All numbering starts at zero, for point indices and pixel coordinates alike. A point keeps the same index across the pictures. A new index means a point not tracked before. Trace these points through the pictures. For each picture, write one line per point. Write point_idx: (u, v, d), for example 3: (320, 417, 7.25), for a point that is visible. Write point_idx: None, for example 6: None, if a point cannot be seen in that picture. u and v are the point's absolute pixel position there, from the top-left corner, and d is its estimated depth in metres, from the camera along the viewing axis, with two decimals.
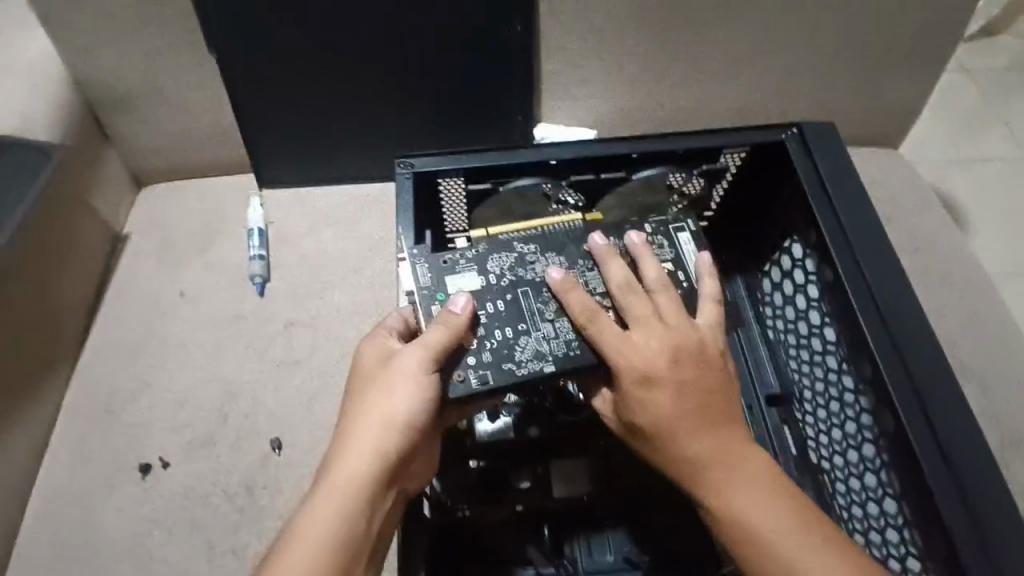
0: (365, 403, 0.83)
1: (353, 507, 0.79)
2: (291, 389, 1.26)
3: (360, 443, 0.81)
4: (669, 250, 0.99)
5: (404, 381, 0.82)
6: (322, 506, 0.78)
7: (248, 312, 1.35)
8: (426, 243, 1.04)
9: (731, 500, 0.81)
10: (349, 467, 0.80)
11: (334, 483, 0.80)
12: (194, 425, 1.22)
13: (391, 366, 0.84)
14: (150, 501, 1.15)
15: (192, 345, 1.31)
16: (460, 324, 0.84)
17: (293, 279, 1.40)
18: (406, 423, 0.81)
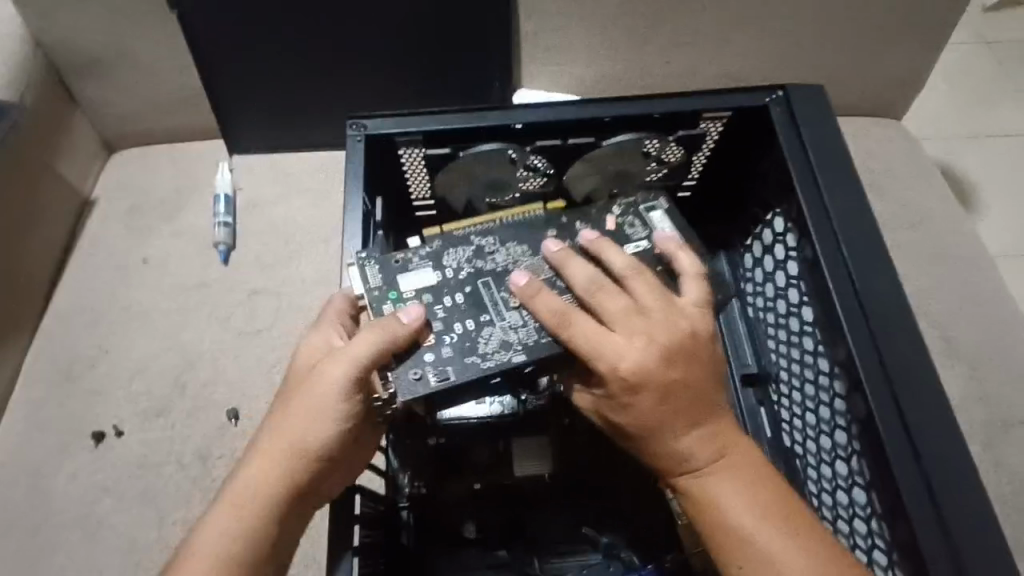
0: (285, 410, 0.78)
1: (260, 525, 0.75)
2: (251, 357, 1.23)
3: (274, 449, 0.77)
4: (643, 230, 0.93)
5: (326, 393, 0.76)
6: (227, 521, 0.75)
7: (212, 281, 1.32)
8: (376, 210, 0.99)
9: (720, 507, 0.75)
10: (260, 481, 0.76)
11: (241, 495, 0.76)
12: (151, 394, 1.20)
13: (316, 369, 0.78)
14: (104, 469, 1.14)
15: (153, 314, 1.28)
16: (396, 334, 0.77)
17: (259, 249, 1.35)
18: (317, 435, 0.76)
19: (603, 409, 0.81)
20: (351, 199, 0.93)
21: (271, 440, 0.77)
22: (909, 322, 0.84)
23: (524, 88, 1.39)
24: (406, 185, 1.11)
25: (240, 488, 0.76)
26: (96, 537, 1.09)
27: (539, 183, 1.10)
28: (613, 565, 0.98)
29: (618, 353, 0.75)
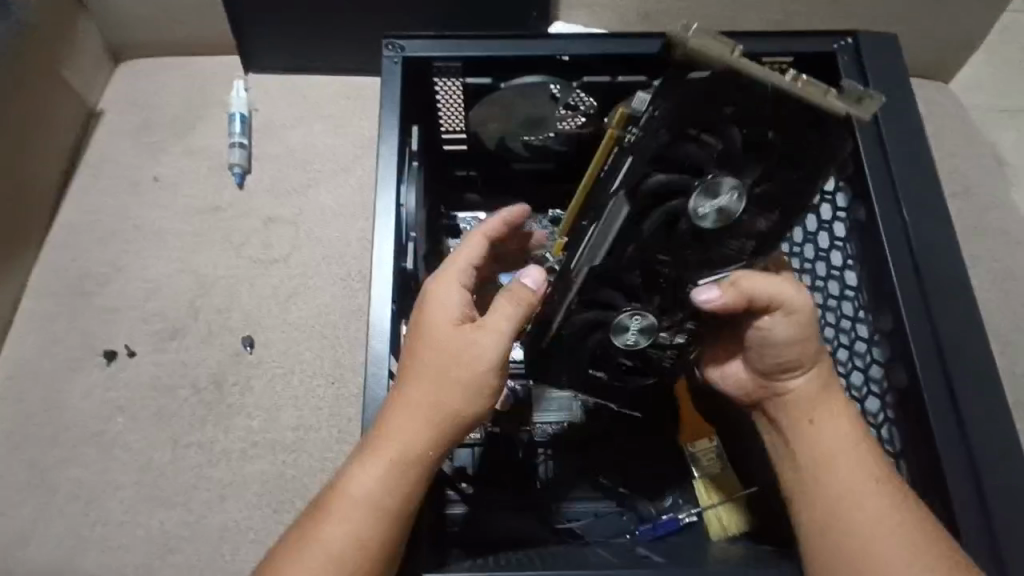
0: (414, 379, 0.70)
1: (385, 511, 0.68)
2: (267, 287, 1.19)
3: (401, 411, 0.69)
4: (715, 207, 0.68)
5: (445, 353, 0.70)
6: (348, 503, 0.68)
7: (226, 204, 1.27)
8: (411, 141, 0.94)
9: (839, 473, 0.70)
10: (387, 461, 0.68)
11: (365, 476, 0.68)
12: (164, 316, 1.17)
13: (439, 339, 0.70)
14: (116, 388, 1.11)
15: (166, 235, 1.23)
16: (526, 297, 0.72)
17: (276, 173, 1.30)
18: (457, 384, 0.69)
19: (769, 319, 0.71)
20: (388, 128, 0.88)
21: (398, 415, 0.69)
22: (965, 296, 0.81)
23: (561, 24, 1.30)
24: (438, 116, 1.06)
25: (362, 470, 0.69)
26: (109, 453, 1.08)
27: (578, 125, 1.03)
28: (626, 513, 1.01)
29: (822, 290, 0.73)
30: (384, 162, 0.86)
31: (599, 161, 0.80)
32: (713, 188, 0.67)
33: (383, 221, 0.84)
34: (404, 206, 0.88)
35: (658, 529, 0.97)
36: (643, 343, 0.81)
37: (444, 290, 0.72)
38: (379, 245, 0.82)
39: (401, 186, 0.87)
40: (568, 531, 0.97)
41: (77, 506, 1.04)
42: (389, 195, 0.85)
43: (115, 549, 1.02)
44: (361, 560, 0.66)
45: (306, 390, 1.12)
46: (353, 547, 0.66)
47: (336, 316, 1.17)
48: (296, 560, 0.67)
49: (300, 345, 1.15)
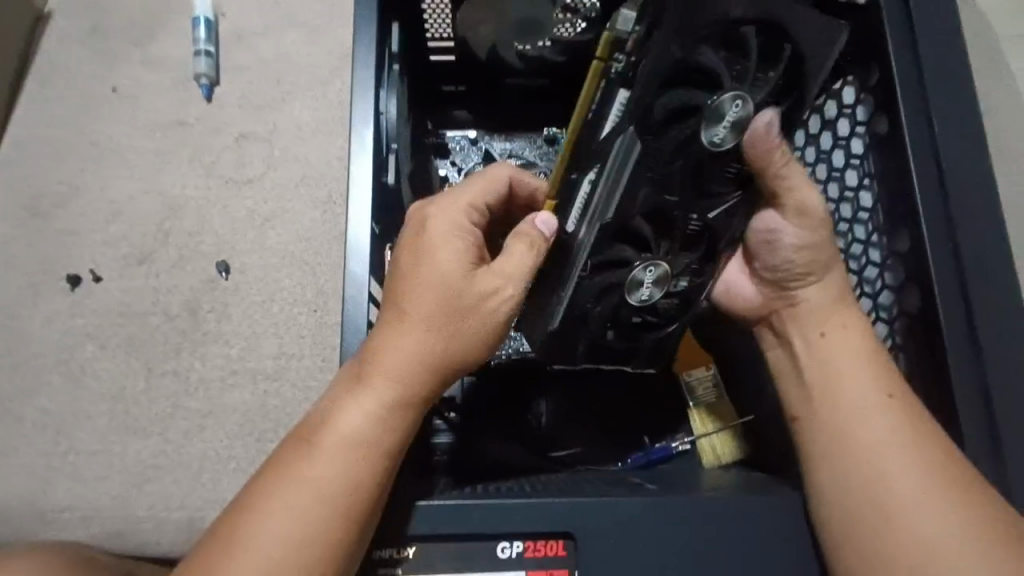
0: (405, 306, 0.65)
1: (376, 447, 0.64)
2: (242, 211, 1.11)
3: (396, 343, 0.65)
4: (726, 124, 0.62)
5: (451, 293, 0.65)
6: (337, 437, 0.64)
7: (194, 119, 1.17)
8: (389, 42, 0.83)
9: (843, 403, 0.68)
10: (377, 393, 0.64)
11: (353, 408, 0.64)
12: (131, 239, 1.08)
13: (445, 285, 0.65)
14: (83, 315, 1.04)
15: (129, 153, 1.14)
16: (542, 243, 0.68)
17: (247, 85, 1.19)
18: (461, 321, 0.65)
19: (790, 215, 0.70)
20: (365, 23, 0.78)
21: (387, 345, 0.65)
22: (993, 217, 0.76)
23: None
24: (423, 20, 0.96)
25: (348, 404, 0.64)
26: (79, 382, 1.02)
27: (579, 30, 0.98)
28: (615, 443, 0.98)
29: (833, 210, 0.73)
30: (361, 60, 0.77)
31: (584, 101, 0.64)
32: (719, 110, 0.61)
33: (359, 130, 0.75)
34: (383, 114, 0.79)
35: (650, 457, 0.94)
36: (658, 296, 0.72)
37: (444, 220, 0.68)
38: (354, 155, 0.74)
39: (380, 92, 0.78)
40: (559, 461, 0.94)
41: (47, 436, 1.00)
42: (368, 99, 0.75)
43: (92, 478, 0.99)
44: (350, 495, 0.62)
45: (286, 318, 1.06)
46: (343, 483, 0.62)
47: (316, 241, 1.10)
48: (280, 495, 0.63)
49: (278, 271, 1.08)
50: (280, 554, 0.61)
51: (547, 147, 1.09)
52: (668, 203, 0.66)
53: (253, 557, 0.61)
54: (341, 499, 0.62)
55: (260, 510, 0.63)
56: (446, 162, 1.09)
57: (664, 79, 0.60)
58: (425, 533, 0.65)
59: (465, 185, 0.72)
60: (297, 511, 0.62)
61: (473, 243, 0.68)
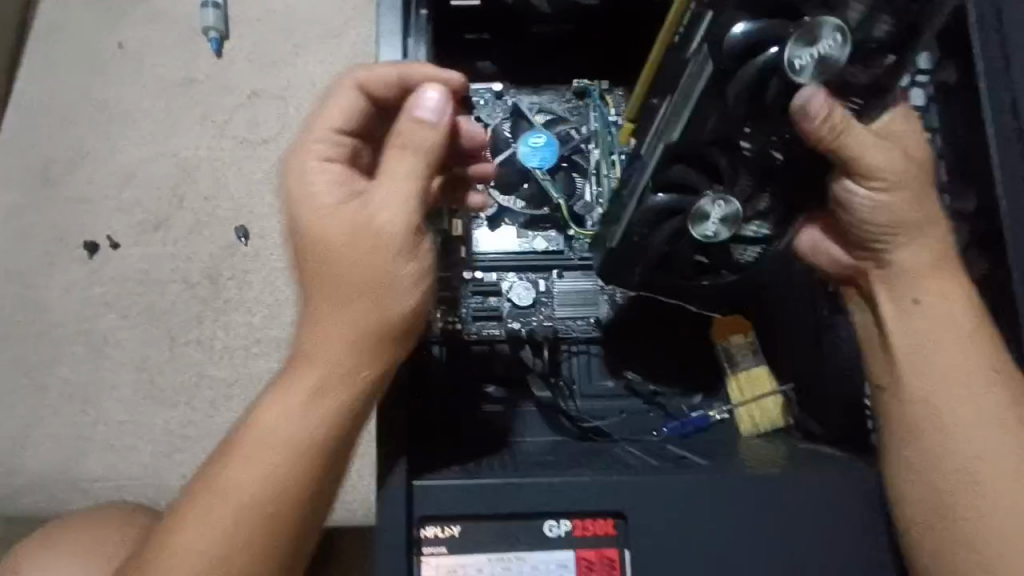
0: (333, 251, 0.59)
1: (324, 405, 0.59)
2: (258, 173, 1.07)
3: (335, 305, 0.59)
4: (809, 55, 0.54)
5: (332, 235, 0.60)
6: (283, 412, 0.59)
7: (204, 76, 1.11)
8: None
9: (937, 368, 0.63)
10: (325, 348, 0.59)
11: (303, 368, 0.60)
12: (145, 205, 1.04)
13: (321, 231, 0.60)
14: (100, 283, 1.01)
15: (139, 114, 1.09)
16: (425, 139, 0.60)
17: (258, 39, 1.12)
18: (370, 262, 0.59)
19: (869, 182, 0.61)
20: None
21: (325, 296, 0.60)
22: None
23: None
24: None
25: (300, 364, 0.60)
26: (102, 353, 1.00)
27: None
28: (654, 411, 0.96)
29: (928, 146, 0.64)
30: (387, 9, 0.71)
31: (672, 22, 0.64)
32: (809, 36, 0.54)
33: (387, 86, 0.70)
34: (411, 65, 0.73)
35: (686, 426, 0.93)
36: (728, 237, 0.66)
37: (297, 169, 0.62)
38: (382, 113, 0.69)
39: (408, 43, 0.72)
40: (593, 430, 0.92)
41: (73, 407, 0.98)
42: (396, 53, 0.70)
43: (121, 448, 0.98)
44: (308, 457, 0.59)
45: None
46: (291, 455, 0.59)
47: None
48: (237, 469, 0.59)
49: None
50: (235, 527, 0.58)
51: (576, 100, 1.02)
52: (743, 137, 0.63)
53: (201, 531, 0.58)
54: (299, 464, 0.59)
55: (214, 486, 0.59)
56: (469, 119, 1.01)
57: (751, 9, 0.56)
58: (440, 511, 0.63)
59: (313, 119, 0.65)
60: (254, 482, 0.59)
61: (338, 182, 0.62)
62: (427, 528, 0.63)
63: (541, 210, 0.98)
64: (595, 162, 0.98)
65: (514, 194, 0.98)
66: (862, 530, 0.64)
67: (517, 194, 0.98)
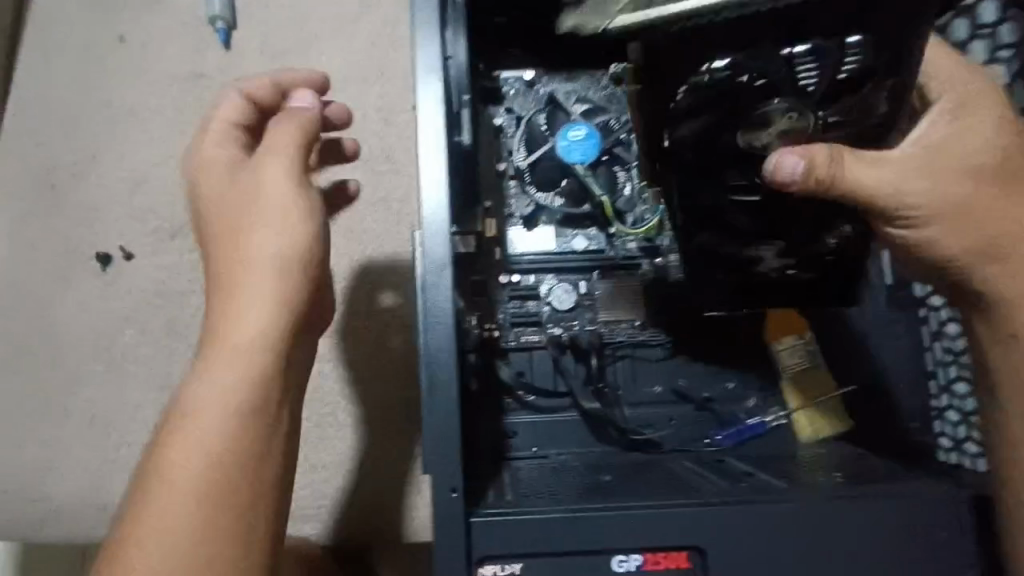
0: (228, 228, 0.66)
1: (247, 372, 0.63)
2: None
3: (243, 268, 0.65)
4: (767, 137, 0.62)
5: (224, 199, 0.67)
6: (205, 390, 0.62)
7: (213, 70, 1.04)
8: None
9: None
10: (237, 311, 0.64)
11: (215, 340, 0.63)
12: (159, 212, 0.98)
13: (230, 198, 0.67)
14: (116, 297, 0.95)
15: (146, 113, 1.02)
16: (308, 120, 0.70)
17: (269, 28, 1.05)
18: (276, 216, 0.66)
19: (906, 213, 0.60)
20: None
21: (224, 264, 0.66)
22: None
23: None
24: None
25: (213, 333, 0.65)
26: (120, 370, 0.93)
27: None
28: (704, 417, 0.91)
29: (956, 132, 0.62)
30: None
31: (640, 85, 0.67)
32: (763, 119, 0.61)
33: (428, 83, 0.62)
34: (451, 58, 0.66)
35: (742, 434, 0.88)
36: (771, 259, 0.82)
37: (213, 150, 0.70)
38: (423, 115, 0.62)
39: (447, 35, 0.65)
40: (644, 441, 0.87)
41: (94, 430, 0.92)
42: (436, 46, 0.62)
43: None
44: (237, 423, 0.62)
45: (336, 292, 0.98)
46: (222, 422, 0.62)
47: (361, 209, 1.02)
48: (168, 462, 0.61)
49: None
50: (179, 540, 0.59)
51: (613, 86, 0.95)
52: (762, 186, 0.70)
53: (155, 536, 0.59)
54: (232, 444, 0.62)
55: (160, 473, 0.61)
56: (500, 111, 0.95)
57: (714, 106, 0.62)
58: (497, 548, 0.60)
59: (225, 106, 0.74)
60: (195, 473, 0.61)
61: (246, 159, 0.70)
62: (486, 567, 0.60)
63: (582, 208, 0.92)
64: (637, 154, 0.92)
65: (553, 192, 0.92)
66: (949, 553, 0.61)
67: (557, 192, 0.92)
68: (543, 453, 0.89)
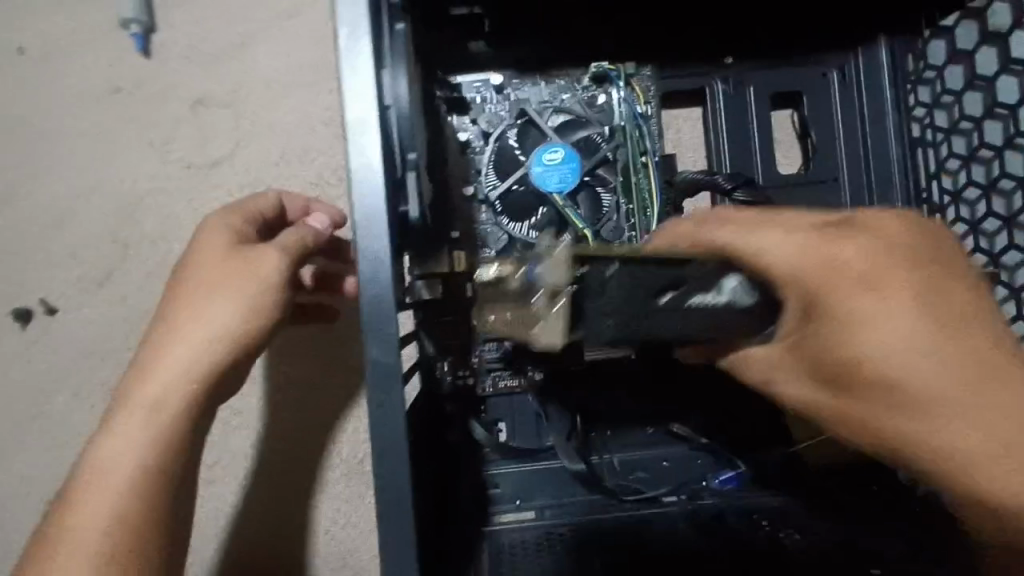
0: (200, 299, 0.61)
1: (154, 434, 0.62)
2: (214, 203, 0.88)
3: (183, 348, 0.61)
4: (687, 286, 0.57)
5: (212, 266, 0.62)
6: (106, 465, 0.62)
7: (132, 83, 0.90)
8: None
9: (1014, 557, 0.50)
10: (162, 372, 0.61)
11: (135, 401, 0.62)
12: (84, 256, 0.87)
13: (211, 271, 0.61)
14: (45, 357, 0.85)
15: (61, 140, 0.89)
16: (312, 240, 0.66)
17: (193, 29, 0.90)
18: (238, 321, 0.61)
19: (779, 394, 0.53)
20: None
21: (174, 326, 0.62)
22: None
23: None
24: None
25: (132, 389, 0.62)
26: (57, 439, 0.85)
27: None
28: (701, 458, 0.83)
29: (849, 263, 0.46)
30: (354, 26, 0.48)
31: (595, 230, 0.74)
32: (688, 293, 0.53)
33: (363, 146, 0.48)
34: (391, 104, 0.51)
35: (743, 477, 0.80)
36: None
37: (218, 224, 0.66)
38: (360, 188, 0.48)
39: (385, 77, 0.50)
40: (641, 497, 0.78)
41: (33, 506, 0.84)
42: (370, 95, 0.48)
43: None
44: (123, 501, 0.61)
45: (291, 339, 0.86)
46: (126, 497, 0.61)
47: None
48: (73, 529, 0.61)
49: None
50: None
51: (595, 88, 0.83)
52: None
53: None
54: (137, 512, 0.61)
55: (64, 531, 0.61)
56: (466, 121, 0.82)
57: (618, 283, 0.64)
58: None
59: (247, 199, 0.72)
60: (88, 528, 0.61)
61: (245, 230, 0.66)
62: None
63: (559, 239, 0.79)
64: (622, 175, 0.79)
65: (526, 219, 0.79)
66: None
67: (530, 219, 0.79)
68: (526, 507, 0.80)
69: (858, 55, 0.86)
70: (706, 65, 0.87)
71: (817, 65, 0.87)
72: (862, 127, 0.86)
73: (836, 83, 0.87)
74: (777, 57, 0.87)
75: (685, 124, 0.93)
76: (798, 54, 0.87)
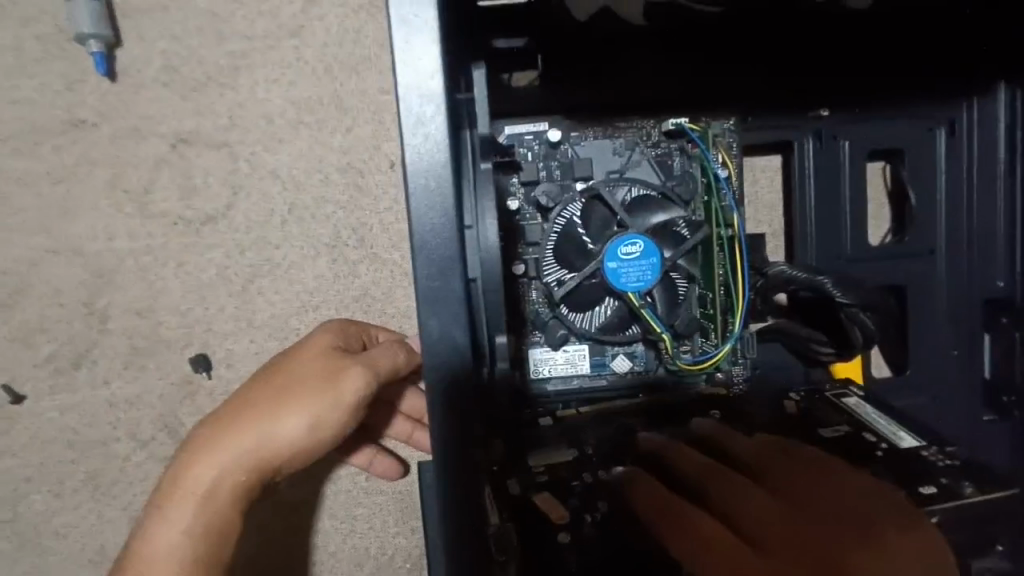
0: (277, 398, 0.55)
1: (204, 511, 0.55)
2: (208, 267, 0.74)
3: (243, 443, 0.54)
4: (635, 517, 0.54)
5: (302, 378, 0.56)
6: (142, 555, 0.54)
7: (96, 115, 0.72)
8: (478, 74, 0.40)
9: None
10: (217, 454, 0.54)
11: (177, 484, 0.55)
12: (52, 332, 0.73)
13: (297, 381, 0.56)
14: (14, 452, 0.73)
15: (9, 188, 0.72)
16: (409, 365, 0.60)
17: (171, 50, 0.73)
18: (295, 441, 0.55)
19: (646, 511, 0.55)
20: (427, 104, 0.36)
21: (248, 410, 0.56)
22: None
23: None
24: None
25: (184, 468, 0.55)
26: (37, 545, 0.74)
27: None
28: None
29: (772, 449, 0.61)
30: (427, 192, 0.36)
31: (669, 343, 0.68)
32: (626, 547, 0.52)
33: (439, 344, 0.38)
34: (475, 275, 0.39)
35: None
36: (842, 426, 0.66)
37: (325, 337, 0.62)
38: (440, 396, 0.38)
39: (468, 242, 0.38)
40: None
41: None
42: (454, 283, 0.37)
43: None
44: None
45: None
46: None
47: (328, 310, 0.75)
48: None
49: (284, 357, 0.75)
50: None
51: (668, 144, 0.70)
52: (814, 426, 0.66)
53: None
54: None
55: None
56: (516, 181, 0.68)
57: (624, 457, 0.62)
58: None
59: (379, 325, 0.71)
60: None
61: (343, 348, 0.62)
62: None
63: (626, 332, 0.69)
64: (704, 262, 0.68)
65: (590, 311, 0.68)
66: None
67: (594, 313, 0.68)
68: None
69: (972, 105, 0.73)
70: (795, 114, 0.74)
71: (921, 118, 0.75)
72: (966, 194, 0.75)
73: (942, 141, 0.75)
74: (874, 108, 0.74)
75: (763, 175, 0.82)
76: (900, 105, 0.75)
